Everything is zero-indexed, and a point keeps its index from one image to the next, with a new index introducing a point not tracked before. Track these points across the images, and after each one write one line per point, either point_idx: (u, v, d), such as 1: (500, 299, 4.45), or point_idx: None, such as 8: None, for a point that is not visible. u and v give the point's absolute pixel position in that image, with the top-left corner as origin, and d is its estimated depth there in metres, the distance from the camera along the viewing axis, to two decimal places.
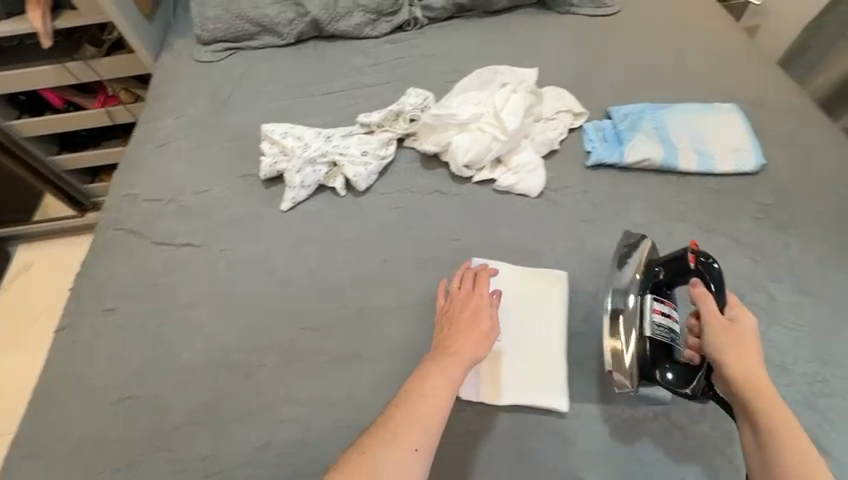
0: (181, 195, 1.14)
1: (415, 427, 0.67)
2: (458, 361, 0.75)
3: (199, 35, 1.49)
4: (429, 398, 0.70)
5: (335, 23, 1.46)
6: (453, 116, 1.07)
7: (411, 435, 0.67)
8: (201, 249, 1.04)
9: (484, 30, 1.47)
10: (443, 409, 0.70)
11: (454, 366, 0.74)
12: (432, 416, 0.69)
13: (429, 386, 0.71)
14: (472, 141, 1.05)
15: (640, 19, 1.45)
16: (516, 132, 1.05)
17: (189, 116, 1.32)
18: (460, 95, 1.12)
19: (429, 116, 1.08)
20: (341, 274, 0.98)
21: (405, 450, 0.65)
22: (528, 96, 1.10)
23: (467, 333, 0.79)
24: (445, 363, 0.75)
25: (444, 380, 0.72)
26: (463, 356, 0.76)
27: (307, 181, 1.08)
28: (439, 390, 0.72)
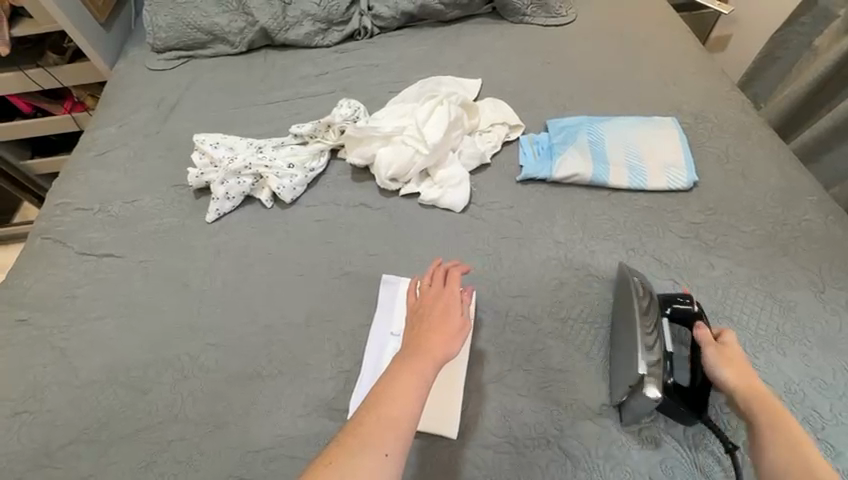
0: (112, 204, 1.15)
1: (385, 433, 0.59)
2: (429, 358, 0.68)
3: (152, 44, 1.51)
4: (399, 399, 0.62)
5: (285, 32, 1.45)
6: (377, 129, 1.05)
7: (381, 438, 0.58)
8: (121, 259, 1.04)
9: (434, 40, 1.45)
10: (413, 410, 0.62)
11: (425, 364, 0.67)
12: (406, 415, 0.61)
13: (398, 386, 0.63)
14: (395, 154, 1.03)
15: (593, 29, 1.42)
16: (440, 145, 1.03)
17: (132, 125, 1.33)
18: (390, 108, 1.11)
19: (354, 128, 1.06)
20: (254, 288, 0.96)
21: (377, 456, 0.57)
22: (457, 109, 1.08)
23: (438, 330, 0.72)
24: (417, 360, 0.67)
25: (413, 377, 0.65)
26: (433, 353, 0.69)
27: (231, 193, 1.07)
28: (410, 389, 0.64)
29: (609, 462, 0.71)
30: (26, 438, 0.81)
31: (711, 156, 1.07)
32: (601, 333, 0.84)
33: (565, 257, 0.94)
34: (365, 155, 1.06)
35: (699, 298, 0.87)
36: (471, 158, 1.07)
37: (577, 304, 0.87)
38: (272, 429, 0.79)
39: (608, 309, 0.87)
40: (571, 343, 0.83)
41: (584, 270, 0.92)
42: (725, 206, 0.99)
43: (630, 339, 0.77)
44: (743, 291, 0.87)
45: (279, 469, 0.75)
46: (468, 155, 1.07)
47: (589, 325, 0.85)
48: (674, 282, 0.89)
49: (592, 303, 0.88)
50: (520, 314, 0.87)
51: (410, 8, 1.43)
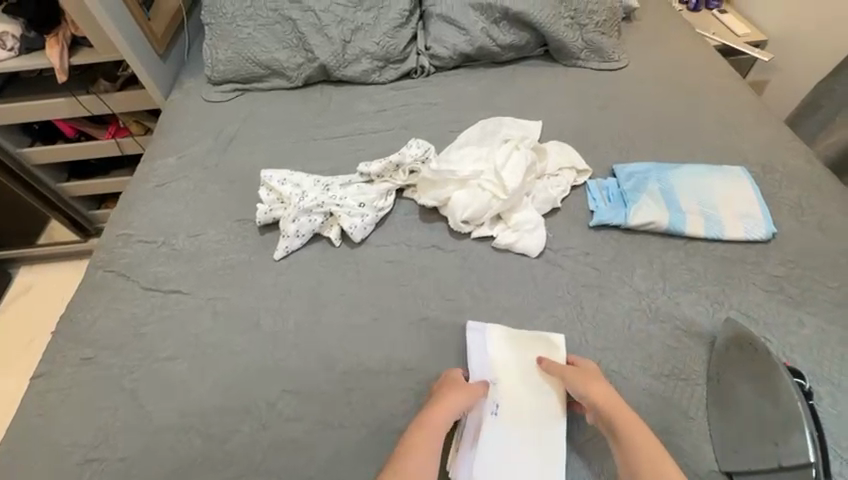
0: (175, 237, 1.13)
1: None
2: (435, 430, 0.75)
3: (209, 76, 1.53)
4: (415, 470, 0.70)
5: (343, 69, 1.47)
6: (453, 172, 1.05)
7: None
8: (188, 297, 1.01)
9: (489, 81, 1.48)
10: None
11: (426, 435, 0.74)
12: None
13: (413, 455, 0.71)
14: (472, 198, 1.03)
15: (646, 76, 1.45)
16: (518, 191, 1.02)
17: (192, 157, 1.34)
18: (461, 150, 1.11)
19: (429, 170, 1.06)
20: (328, 331, 0.94)
21: None
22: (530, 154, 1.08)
23: (437, 406, 0.78)
24: (417, 439, 0.74)
25: (416, 458, 0.71)
26: (438, 424, 0.75)
27: (301, 231, 1.05)
28: (418, 469, 0.70)
29: None
30: None
31: (785, 208, 1.06)
32: (698, 392, 0.81)
33: (649, 308, 0.92)
34: (438, 197, 1.06)
35: (794, 357, 0.85)
36: (544, 202, 1.07)
37: (668, 361, 0.85)
38: None
39: (701, 366, 0.84)
40: (665, 404, 0.80)
41: (671, 324, 0.90)
42: (806, 259, 0.98)
43: (770, 408, 0.75)
44: (837, 351, 0.85)
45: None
46: (541, 199, 1.07)
47: (682, 383, 0.82)
48: (765, 338, 0.87)
49: (683, 359, 0.85)
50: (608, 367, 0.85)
51: (467, 48, 1.46)
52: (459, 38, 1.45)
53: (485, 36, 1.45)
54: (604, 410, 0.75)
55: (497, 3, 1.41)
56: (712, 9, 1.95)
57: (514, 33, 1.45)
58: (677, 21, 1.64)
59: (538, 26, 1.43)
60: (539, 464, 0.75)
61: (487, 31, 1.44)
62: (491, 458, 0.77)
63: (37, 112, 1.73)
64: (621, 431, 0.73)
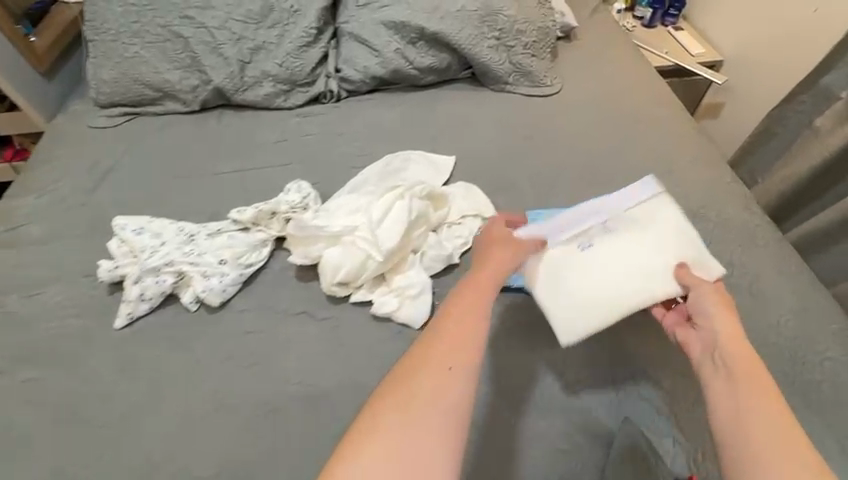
0: (9, 297, 0.97)
1: (439, 377, 0.55)
2: (484, 286, 0.67)
3: (95, 99, 1.36)
4: (452, 347, 0.58)
5: (242, 93, 1.31)
6: (324, 227, 0.91)
7: (440, 357, 0.57)
8: (4, 376, 0.85)
9: (407, 106, 1.32)
10: (474, 354, 0.58)
11: (483, 294, 0.66)
12: (461, 360, 0.57)
13: (454, 319, 0.61)
14: (344, 257, 0.88)
15: (579, 103, 1.31)
16: (395, 247, 0.89)
17: (57, 195, 1.17)
18: (342, 199, 0.97)
19: (295, 226, 0.92)
20: (159, 424, 0.79)
21: (440, 371, 0.56)
22: (419, 204, 0.94)
23: (488, 272, 0.70)
24: (472, 291, 0.65)
25: (472, 303, 0.64)
26: (485, 286, 0.67)
27: (147, 294, 0.89)
28: (471, 329, 0.61)
29: None
30: None
31: None
32: None
33: None
34: (308, 254, 0.91)
35: None
36: (434, 259, 0.92)
37: None
38: None
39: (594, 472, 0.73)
40: None
41: (564, 417, 0.78)
42: None
43: None
44: None
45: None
46: (430, 256, 0.91)
47: None
48: None
49: (573, 466, 0.74)
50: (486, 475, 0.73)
51: (380, 71, 1.30)
52: (371, 60, 1.30)
53: (400, 59, 1.30)
54: (717, 314, 0.69)
55: (411, 21, 1.26)
56: (667, 27, 1.82)
57: (432, 55, 1.30)
58: (618, 42, 1.51)
59: (457, 48, 1.28)
60: (559, 323, 0.81)
61: (402, 52, 1.29)
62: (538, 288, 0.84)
63: None
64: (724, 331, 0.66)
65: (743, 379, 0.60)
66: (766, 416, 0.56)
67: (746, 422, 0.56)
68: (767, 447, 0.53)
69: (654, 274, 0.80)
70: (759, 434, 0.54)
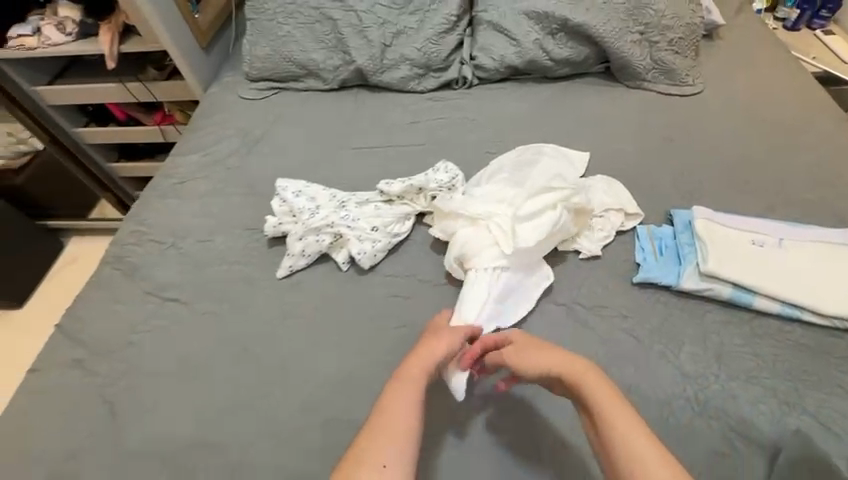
0: (185, 241, 1.10)
1: (373, 460, 0.61)
2: (410, 392, 0.69)
3: (247, 73, 1.50)
4: (379, 450, 0.62)
5: (380, 74, 1.39)
6: (464, 207, 0.96)
7: (374, 462, 0.61)
8: (186, 307, 0.97)
9: (537, 97, 1.33)
10: (407, 424, 0.66)
11: (415, 376, 0.71)
12: (394, 441, 0.63)
13: (378, 426, 0.65)
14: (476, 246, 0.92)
15: (724, 105, 1.25)
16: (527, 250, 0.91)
17: (217, 155, 1.31)
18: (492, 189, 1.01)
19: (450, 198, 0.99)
20: (318, 369, 0.86)
21: (374, 471, 0.60)
22: (570, 195, 0.96)
23: (414, 357, 0.74)
24: (394, 397, 0.68)
25: (407, 397, 0.68)
26: (413, 388, 0.70)
27: (308, 250, 0.98)
28: (399, 406, 0.67)
29: None
30: None
31: None
32: None
33: (695, 397, 0.76)
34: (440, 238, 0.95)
35: None
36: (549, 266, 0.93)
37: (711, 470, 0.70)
38: None
39: None
40: None
41: (719, 422, 0.74)
42: None
43: None
44: None
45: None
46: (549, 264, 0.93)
47: None
48: None
49: (730, 476, 0.70)
50: None
51: (516, 61, 1.32)
52: (508, 49, 1.32)
53: (537, 49, 1.30)
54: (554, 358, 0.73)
55: (555, 12, 1.26)
56: (816, 29, 1.67)
57: (570, 47, 1.30)
58: (768, 40, 1.40)
59: (598, 41, 1.26)
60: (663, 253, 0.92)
61: (541, 43, 1.30)
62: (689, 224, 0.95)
63: (92, 95, 1.82)
64: (583, 379, 0.69)
65: (611, 437, 0.63)
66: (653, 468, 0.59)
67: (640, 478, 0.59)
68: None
69: (791, 292, 0.83)
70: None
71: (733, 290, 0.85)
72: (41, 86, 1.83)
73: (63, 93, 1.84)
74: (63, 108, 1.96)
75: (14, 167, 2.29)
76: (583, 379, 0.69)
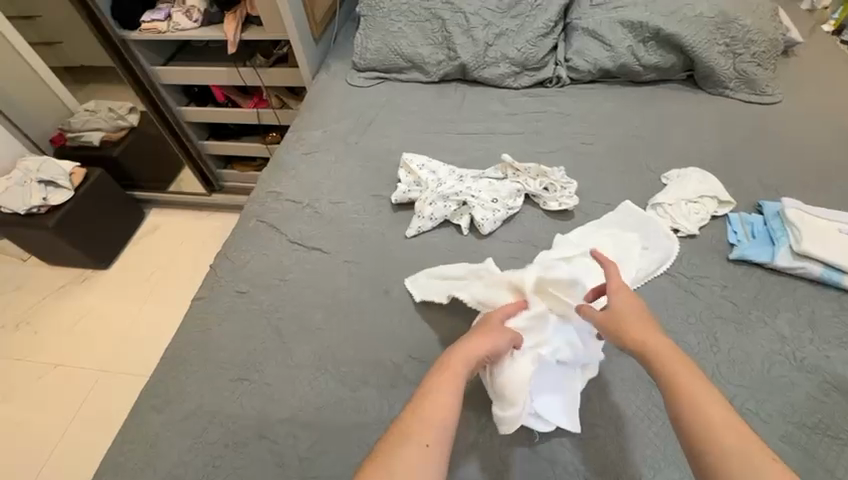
0: (318, 202, 1.25)
1: (429, 423, 0.63)
2: (459, 372, 0.71)
3: (355, 63, 1.67)
4: (434, 420, 0.63)
5: (480, 70, 1.54)
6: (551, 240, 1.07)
7: (424, 432, 0.61)
8: (328, 256, 1.12)
9: (625, 98, 1.46)
10: (451, 401, 0.66)
11: (462, 363, 0.72)
12: (446, 417, 0.64)
13: (436, 395, 0.66)
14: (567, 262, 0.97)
15: (802, 114, 1.36)
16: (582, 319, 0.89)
17: (335, 132, 1.47)
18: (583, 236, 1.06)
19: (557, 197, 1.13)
20: (452, 311, 0.99)
21: (422, 446, 0.60)
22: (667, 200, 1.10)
23: (467, 343, 0.77)
24: (447, 376, 0.69)
25: (458, 375, 0.70)
26: (461, 367, 0.71)
27: (436, 215, 1.12)
28: (451, 379, 0.69)
29: None
30: (246, 405, 0.88)
31: None
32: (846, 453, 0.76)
33: (793, 354, 0.87)
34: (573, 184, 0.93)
35: None
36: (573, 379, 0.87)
37: (814, 413, 0.80)
38: (476, 462, 0.82)
39: None
40: (815, 459, 0.76)
41: (819, 376, 0.84)
42: None
43: None
44: None
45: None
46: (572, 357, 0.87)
47: (830, 440, 0.77)
48: None
49: (832, 418, 0.80)
50: (745, 408, 0.82)
51: (608, 64, 1.46)
52: (602, 53, 1.46)
53: (630, 55, 1.44)
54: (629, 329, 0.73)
55: (649, 22, 1.40)
56: None
57: (660, 54, 1.43)
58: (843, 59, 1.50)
59: (688, 49, 1.39)
60: (757, 238, 1.03)
61: (633, 49, 1.43)
62: (779, 213, 1.06)
63: (203, 76, 2.03)
64: (651, 345, 0.69)
65: (687, 403, 0.61)
66: (731, 438, 0.56)
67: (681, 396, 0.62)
68: (735, 450, 0.55)
69: None
70: (730, 462, 0.54)
71: (825, 269, 0.96)
72: (157, 67, 2.05)
73: (176, 74, 2.04)
74: (171, 88, 2.17)
75: (113, 139, 2.49)
76: (658, 342, 0.69)
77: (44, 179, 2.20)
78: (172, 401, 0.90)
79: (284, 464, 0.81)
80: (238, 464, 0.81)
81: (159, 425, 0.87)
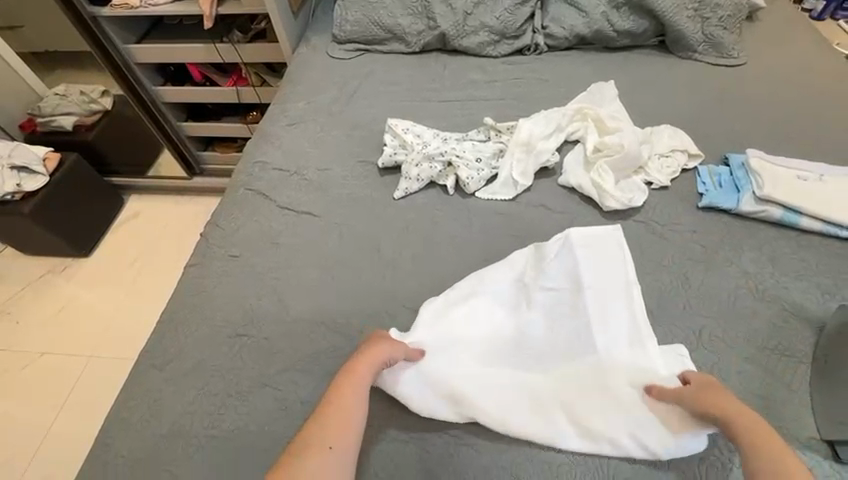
0: (306, 169, 1.27)
1: (336, 428, 0.72)
2: (361, 383, 0.77)
3: (336, 35, 1.67)
4: (335, 430, 0.71)
5: (460, 39, 1.56)
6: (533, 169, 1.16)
7: (324, 440, 0.70)
8: (318, 219, 1.14)
9: (601, 63, 1.51)
10: (358, 408, 0.75)
11: (365, 369, 0.80)
12: (349, 424, 0.73)
13: (337, 409, 0.74)
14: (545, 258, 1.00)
15: (766, 74, 1.43)
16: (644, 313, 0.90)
17: (318, 103, 1.48)
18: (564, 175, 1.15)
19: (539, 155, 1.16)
20: (442, 265, 1.03)
21: (321, 450, 0.69)
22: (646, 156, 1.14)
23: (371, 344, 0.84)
24: (349, 385, 0.77)
25: (358, 383, 0.77)
26: (365, 372, 0.79)
27: (422, 176, 1.16)
28: (360, 385, 0.77)
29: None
30: (247, 358, 0.91)
31: None
32: (802, 370, 0.84)
33: (756, 288, 0.95)
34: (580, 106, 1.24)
35: None
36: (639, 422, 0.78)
37: (774, 337, 0.88)
38: None
39: (807, 347, 0.86)
40: (776, 375, 0.83)
41: (778, 305, 0.92)
42: None
43: None
44: None
45: (484, 433, 0.83)
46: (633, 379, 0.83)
47: (788, 359, 0.85)
48: None
49: (790, 339, 0.88)
50: (713, 335, 0.89)
51: (584, 31, 1.50)
52: (578, 20, 1.51)
53: (604, 21, 1.48)
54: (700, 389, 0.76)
55: None
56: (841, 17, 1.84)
57: (633, 20, 1.48)
58: (802, 24, 1.58)
59: (660, 14, 1.44)
60: (724, 187, 1.10)
61: (606, 16, 1.48)
62: (744, 163, 1.13)
63: (179, 54, 1.99)
64: (747, 420, 0.69)
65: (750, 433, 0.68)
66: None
67: (766, 436, 0.67)
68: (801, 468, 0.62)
69: (832, 212, 1.01)
70: None
71: (784, 212, 1.04)
72: (131, 45, 2.00)
73: (151, 52, 2.00)
74: (146, 68, 2.13)
75: (87, 123, 2.44)
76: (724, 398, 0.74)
77: (17, 165, 2.13)
78: (172, 360, 0.92)
79: (287, 408, 0.84)
80: (243, 409, 0.85)
81: (160, 382, 0.90)
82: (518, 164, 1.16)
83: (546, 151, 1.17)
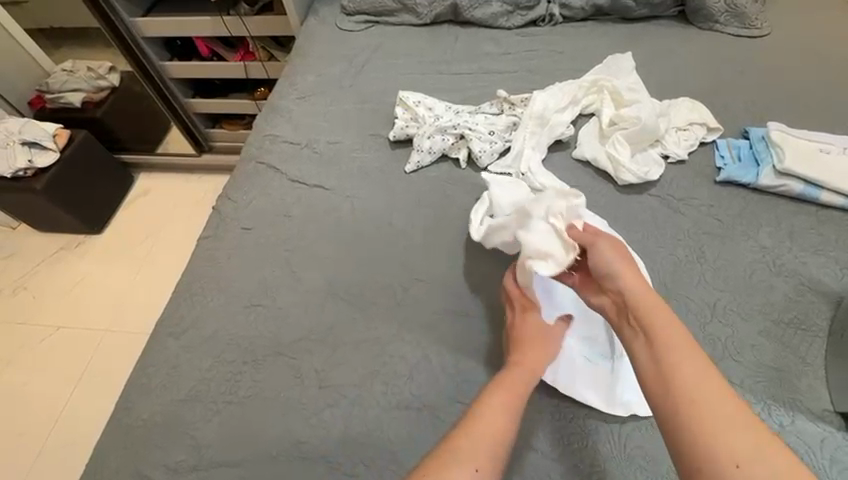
0: (316, 143, 1.26)
1: (485, 436, 0.63)
2: (522, 381, 0.73)
3: (345, 6, 1.63)
4: (496, 430, 0.64)
5: (473, 10, 1.52)
6: (547, 142, 1.14)
7: (476, 450, 0.61)
8: (329, 192, 1.14)
9: (617, 34, 1.47)
10: (509, 417, 0.67)
11: (519, 378, 0.73)
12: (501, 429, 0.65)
13: (490, 414, 0.66)
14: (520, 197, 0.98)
15: (790, 44, 1.37)
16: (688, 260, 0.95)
17: (328, 76, 1.46)
18: (578, 150, 1.13)
19: (553, 129, 1.14)
20: (454, 237, 1.03)
21: (476, 462, 0.60)
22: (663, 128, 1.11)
23: (523, 352, 0.78)
24: (509, 388, 0.71)
25: (509, 392, 0.70)
26: (523, 377, 0.73)
27: (434, 148, 1.14)
28: (517, 390, 0.71)
29: (832, 461, 0.73)
30: (262, 327, 0.92)
31: None
32: (818, 343, 0.83)
33: (772, 262, 0.93)
34: (597, 77, 1.21)
35: None
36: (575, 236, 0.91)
37: (790, 310, 0.87)
38: None
39: (823, 321, 0.85)
40: (789, 349, 0.83)
41: (795, 279, 0.91)
42: None
43: None
44: None
45: None
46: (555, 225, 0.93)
47: (804, 333, 0.84)
48: None
49: (807, 312, 0.87)
50: (729, 307, 0.88)
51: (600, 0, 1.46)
52: None
53: None
54: (643, 295, 0.69)
55: None
56: None
57: None
58: None
59: None
60: (743, 162, 1.07)
61: None
62: (765, 137, 1.09)
63: (185, 28, 1.96)
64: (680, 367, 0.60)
65: (683, 384, 0.58)
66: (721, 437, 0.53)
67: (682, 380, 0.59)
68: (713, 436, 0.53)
69: None
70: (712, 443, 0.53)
71: (804, 185, 1.01)
72: (137, 18, 1.98)
73: (156, 26, 1.98)
74: (153, 42, 2.10)
75: (94, 99, 2.45)
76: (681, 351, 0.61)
77: (27, 141, 2.15)
78: (188, 327, 0.94)
79: (301, 376, 0.86)
80: (258, 377, 0.86)
81: (178, 349, 0.91)
82: (531, 138, 1.14)
83: (560, 124, 1.15)
